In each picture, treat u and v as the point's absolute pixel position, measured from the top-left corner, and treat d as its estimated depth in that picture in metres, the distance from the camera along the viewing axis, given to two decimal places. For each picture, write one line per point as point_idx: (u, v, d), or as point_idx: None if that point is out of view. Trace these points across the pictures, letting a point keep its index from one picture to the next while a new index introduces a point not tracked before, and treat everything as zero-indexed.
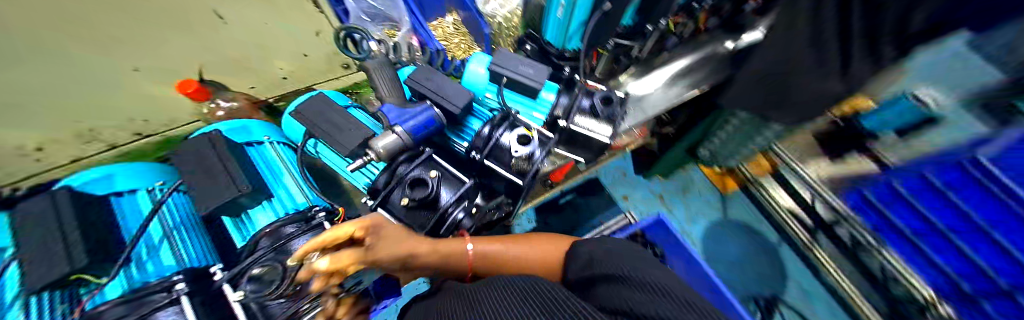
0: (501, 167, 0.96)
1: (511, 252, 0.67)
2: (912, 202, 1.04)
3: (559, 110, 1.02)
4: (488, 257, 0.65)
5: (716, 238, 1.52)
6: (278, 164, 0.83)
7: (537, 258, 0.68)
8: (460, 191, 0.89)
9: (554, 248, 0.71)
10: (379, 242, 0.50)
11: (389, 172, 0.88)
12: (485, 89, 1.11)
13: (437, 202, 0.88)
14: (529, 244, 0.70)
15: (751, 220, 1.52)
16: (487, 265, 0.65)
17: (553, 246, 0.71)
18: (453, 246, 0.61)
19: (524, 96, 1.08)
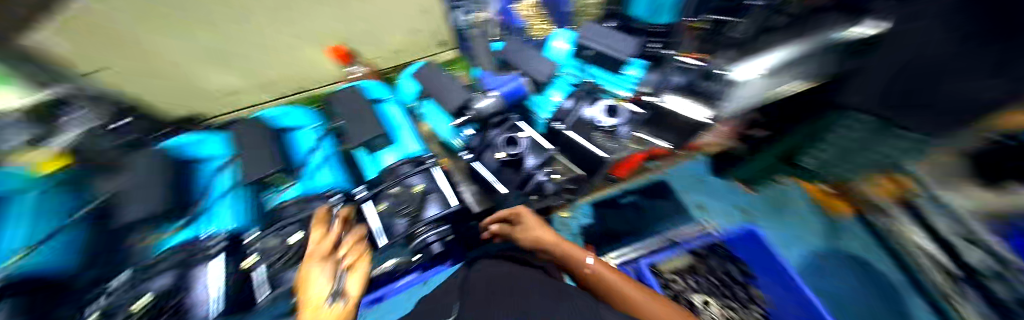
0: (586, 140, 0.94)
1: (620, 285, 0.64)
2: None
3: (647, 86, 1.01)
4: (600, 278, 0.67)
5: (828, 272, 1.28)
6: (394, 118, 1.03)
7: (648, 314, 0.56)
8: (546, 155, 0.93)
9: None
10: (527, 223, 0.86)
11: (482, 134, 1.00)
12: (569, 63, 1.16)
13: (521, 164, 0.94)
14: (649, 294, 0.63)
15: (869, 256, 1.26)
16: (595, 283, 0.67)
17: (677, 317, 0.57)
18: (575, 248, 0.77)
19: (607, 72, 1.11)
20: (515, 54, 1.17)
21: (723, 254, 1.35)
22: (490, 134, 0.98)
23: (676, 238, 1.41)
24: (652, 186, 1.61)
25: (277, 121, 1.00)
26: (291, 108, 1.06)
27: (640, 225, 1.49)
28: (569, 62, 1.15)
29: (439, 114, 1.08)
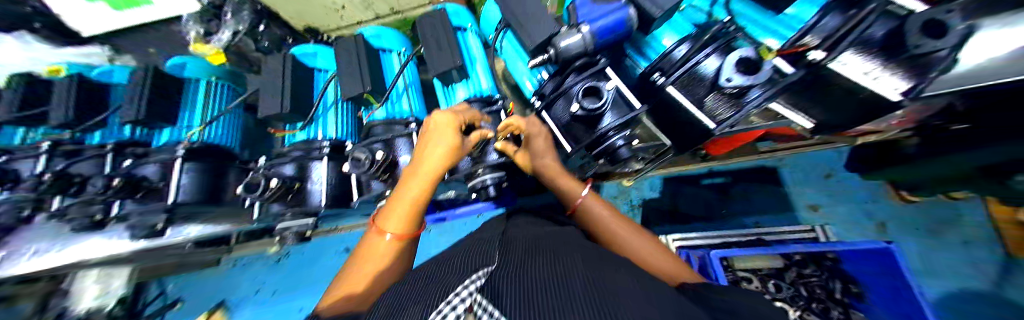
0: (690, 103, 0.74)
1: (605, 222, 0.62)
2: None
3: (812, 37, 0.61)
4: (589, 212, 0.65)
5: None
6: (471, 50, 0.97)
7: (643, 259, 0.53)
8: (629, 116, 0.77)
9: (660, 260, 0.53)
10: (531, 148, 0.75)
11: (559, 79, 0.88)
12: None
13: (598, 122, 0.82)
14: (635, 231, 0.60)
15: None
16: (582, 217, 0.66)
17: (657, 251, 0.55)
18: (572, 183, 0.71)
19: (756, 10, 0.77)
20: None
21: (830, 269, 1.08)
22: (569, 81, 0.85)
23: (765, 238, 1.17)
24: (750, 170, 1.37)
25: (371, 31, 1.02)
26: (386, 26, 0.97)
27: (719, 211, 1.37)
28: None
29: (518, 52, 1.00)
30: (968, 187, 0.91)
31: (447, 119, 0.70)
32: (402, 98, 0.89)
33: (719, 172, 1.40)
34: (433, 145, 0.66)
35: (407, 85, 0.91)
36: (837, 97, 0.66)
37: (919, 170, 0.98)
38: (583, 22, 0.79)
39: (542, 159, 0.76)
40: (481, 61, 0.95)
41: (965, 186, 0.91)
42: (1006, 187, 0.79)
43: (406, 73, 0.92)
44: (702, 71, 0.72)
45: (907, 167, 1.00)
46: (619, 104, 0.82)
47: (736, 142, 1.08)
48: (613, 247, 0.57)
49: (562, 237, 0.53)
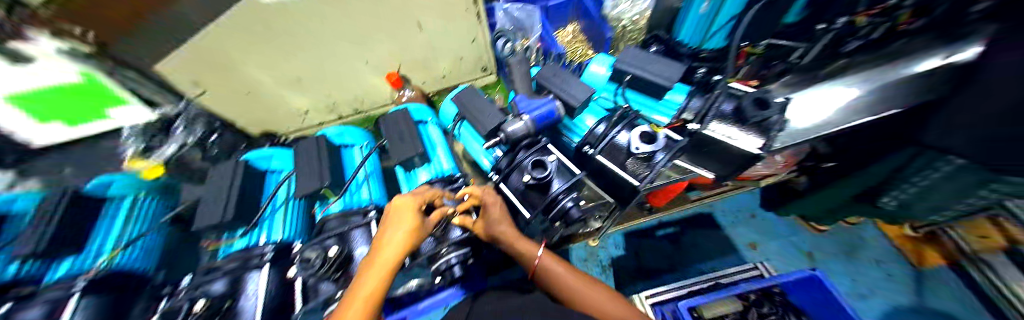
0: (616, 166, 0.89)
1: (559, 279, 0.71)
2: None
3: (689, 113, 0.93)
4: (549, 272, 0.72)
5: None
6: (430, 138, 1.03)
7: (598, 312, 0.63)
8: (574, 181, 0.88)
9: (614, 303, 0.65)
10: (488, 220, 0.77)
11: (511, 155, 0.97)
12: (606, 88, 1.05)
13: (548, 188, 0.90)
14: (585, 281, 0.71)
15: None
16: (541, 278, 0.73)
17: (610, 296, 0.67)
18: (527, 248, 0.74)
19: (647, 97, 1.04)
20: (546, 74, 1.07)
21: (781, 303, 1.18)
22: (520, 156, 0.94)
23: (721, 280, 1.24)
24: (692, 218, 1.54)
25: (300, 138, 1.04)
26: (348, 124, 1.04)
27: (678, 261, 1.45)
28: (608, 86, 1.11)
29: (474, 135, 1.08)
30: (840, 212, 1.17)
31: (404, 202, 0.67)
32: (359, 188, 0.91)
33: (667, 222, 1.55)
34: (390, 235, 0.63)
35: (364, 174, 0.93)
36: (719, 155, 0.85)
37: (802, 203, 1.25)
38: (524, 113, 0.96)
39: (502, 227, 0.76)
40: (439, 146, 1.01)
41: (839, 212, 1.18)
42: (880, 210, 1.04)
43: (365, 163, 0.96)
44: (619, 142, 0.91)
45: (797, 201, 1.26)
46: (563, 172, 0.93)
47: (670, 193, 1.27)
48: (572, 299, 0.68)
49: (535, 308, 0.54)
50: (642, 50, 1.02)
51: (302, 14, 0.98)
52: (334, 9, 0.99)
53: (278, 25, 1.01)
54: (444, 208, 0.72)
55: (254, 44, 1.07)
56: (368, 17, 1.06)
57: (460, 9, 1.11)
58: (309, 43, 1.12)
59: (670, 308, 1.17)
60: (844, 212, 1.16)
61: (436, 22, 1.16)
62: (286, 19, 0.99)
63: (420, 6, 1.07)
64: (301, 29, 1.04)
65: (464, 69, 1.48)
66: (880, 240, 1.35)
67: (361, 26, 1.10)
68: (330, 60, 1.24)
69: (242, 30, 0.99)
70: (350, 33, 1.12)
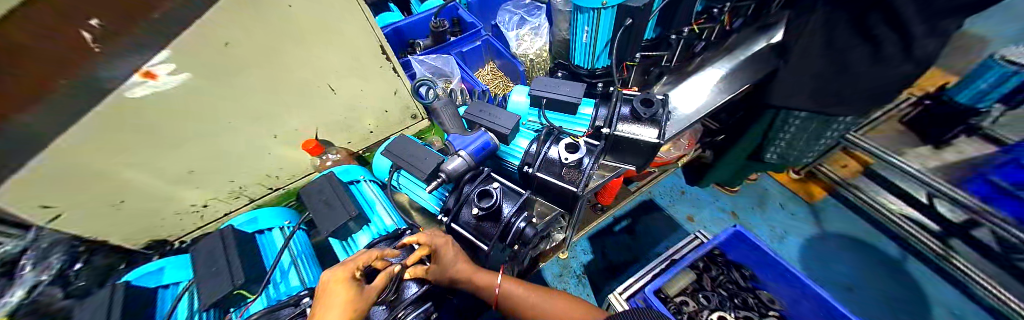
0: (554, 177, 0.97)
1: (525, 300, 0.75)
2: (1016, 194, 1.07)
3: (600, 121, 1.05)
4: (509, 297, 0.75)
5: (827, 256, 1.44)
6: (367, 196, 0.95)
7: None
8: (520, 200, 0.91)
9: (577, 309, 0.74)
10: (441, 263, 0.74)
11: (457, 192, 0.96)
12: (530, 114, 1.24)
13: (499, 213, 0.90)
14: (550, 296, 0.77)
15: (856, 232, 1.48)
16: (507, 303, 0.75)
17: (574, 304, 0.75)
18: (487, 279, 0.77)
19: (564, 114, 1.17)
20: (473, 110, 1.13)
21: (724, 263, 1.35)
22: (465, 190, 0.95)
23: (675, 257, 1.28)
24: (638, 207, 1.70)
25: (138, 281, 0.68)
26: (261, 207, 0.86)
27: (640, 250, 1.56)
28: (531, 111, 1.24)
29: (415, 181, 1.04)
30: (753, 169, 1.37)
31: (337, 275, 0.57)
32: (286, 272, 0.73)
33: (619, 218, 1.67)
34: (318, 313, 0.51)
35: (291, 257, 0.77)
36: (641, 149, 0.99)
37: (720, 172, 1.46)
38: (463, 148, 0.99)
39: (461, 266, 0.76)
40: (377, 201, 0.95)
41: (752, 169, 1.37)
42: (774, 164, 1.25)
43: (288, 244, 0.80)
44: (553, 155, 1.00)
45: (717, 171, 1.46)
46: (511, 194, 0.96)
47: (612, 190, 1.40)
48: (542, 315, 0.73)
49: None
50: (550, 79, 1.21)
51: (173, 114, 0.72)
52: (219, 96, 0.76)
53: (137, 139, 0.71)
54: (390, 269, 0.66)
55: (89, 186, 0.72)
56: (269, 94, 0.86)
57: (373, 58, 1.00)
58: (188, 148, 0.82)
59: (641, 297, 1.18)
60: (761, 169, 1.35)
61: (350, 83, 1.02)
62: (148, 128, 0.71)
63: (328, 68, 0.92)
64: (173, 134, 0.77)
65: (392, 121, 1.30)
66: (775, 188, 1.68)
67: (264, 106, 0.88)
68: (222, 163, 0.94)
69: (74, 167, 0.66)
70: (245, 120, 0.88)
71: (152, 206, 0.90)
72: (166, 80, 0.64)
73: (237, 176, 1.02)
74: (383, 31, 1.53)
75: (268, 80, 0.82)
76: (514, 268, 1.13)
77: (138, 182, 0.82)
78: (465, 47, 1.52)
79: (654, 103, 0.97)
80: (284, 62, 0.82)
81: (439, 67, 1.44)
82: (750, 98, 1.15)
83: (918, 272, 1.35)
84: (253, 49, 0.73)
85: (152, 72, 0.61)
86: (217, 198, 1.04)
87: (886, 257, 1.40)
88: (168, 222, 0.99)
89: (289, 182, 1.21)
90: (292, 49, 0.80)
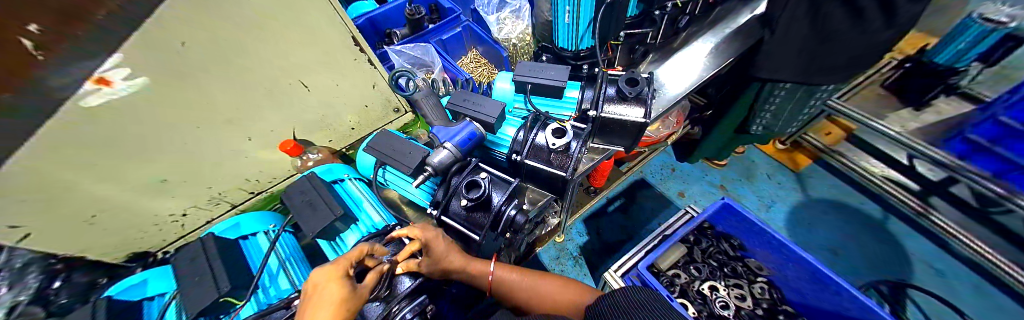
0: (543, 164, 0.96)
1: (520, 286, 0.76)
2: (992, 150, 1.10)
3: (586, 103, 1.08)
4: (504, 283, 0.76)
5: (812, 220, 1.49)
6: (353, 195, 0.94)
7: (545, 303, 0.75)
8: (510, 188, 0.90)
9: (571, 291, 0.75)
10: (432, 255, 0.73)
11: (445, 185, 0.95)
12: (516, 101, 1.22)
13: (490, 203, 0.90)
14: (546, 281, 0.78)
15: (842, 197, 1.53)
16: (502, 288, 0.76)
17: (569, 286, 0.77)
18: (480, 268, 0.78)
19: (550, 98, 1.15)
20: (457, 100, 1.10)
21: (713, 235, 1.39)
22: (454, 181, 0.94)
23: (667, 232, 1.31)
24: (630, 187, 1.72)
25: (121, 295, 0.67)
26: (242, 214, 0.84)
27: (633, 229, 1.59)
28: (516, 97, 1.22)
29: (401, 176, 1.02)
30: (738, 142, 1.39)
31: (330, 273, 0.55)
32: (277, 276, 0.72)
33: (611, 199, 1.69)
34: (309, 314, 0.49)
35: (279, 259, 0.76)
36: (629, 129, 0.99)
37: (708, 147, 1.47)
38: (447, 139, 0.97)
39: (454, 256, 0.76)
40: (364, 198, 0.94)
41: (737, 142, 1.39)
42: (759, 135, 1.27)
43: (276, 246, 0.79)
44: (540, 141, 0.99)
45: (705, 148, 1.48)
46: (501, 183, 0.95)
47: (604, 171, 1.41)
48: (537, 299, 0.75)
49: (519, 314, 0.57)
50: (534, 63, 1.18)
51: (134, 124, 0.68)
52: (183, 98, 0.72)
53: (100, 151, 0.67)
54: (380, 266, 0.65)
55: (55, 203, 0.69)
56: (237, 95, 0.82)
57: (346, 51, 0.96)
58: (157, 155, 0.79)
59: (635, 274, 1.20)
60: (747, 141, 1.36)
61: (324, 78, 0.98)
62: (109, 139, 0.67)
63: (298, 63, 0.88)
64: (143, 143, 0.73)
65: (374, 116, 1.26)
66: (762, 159, 1.71)
67: (233, 108, 0.84)
68: (198, 169, 0.91)
69: (34, 184, 0.62)
70: (214, 123, 0.84)
71: (127, 217, 0.88)
72: (122, 87, 0.60)
73: (215, 182, 0.99)
74: (357, 21, 1.46)
75: (234, 79, 0.78)
76: (510, 254, 1.14)
77: (109, 196, 0.78)
78: (445, 35, 1.47)
79: (639, 82, 0.96)
80: (248, 60, 0.77)
81: (420, 57, 1.39)
82: (736, 71, 1.14)
83: (897, 229, 1.41)
84: (211, 46, 0.68)
85: (106, 78, 0.57)
86: (197, 206, 1.02)
87: (869, 219, 1.45)
88: (148, 233, 0.97)
89: (271, 185, 1.19)
90: (256, 43, 0.75)
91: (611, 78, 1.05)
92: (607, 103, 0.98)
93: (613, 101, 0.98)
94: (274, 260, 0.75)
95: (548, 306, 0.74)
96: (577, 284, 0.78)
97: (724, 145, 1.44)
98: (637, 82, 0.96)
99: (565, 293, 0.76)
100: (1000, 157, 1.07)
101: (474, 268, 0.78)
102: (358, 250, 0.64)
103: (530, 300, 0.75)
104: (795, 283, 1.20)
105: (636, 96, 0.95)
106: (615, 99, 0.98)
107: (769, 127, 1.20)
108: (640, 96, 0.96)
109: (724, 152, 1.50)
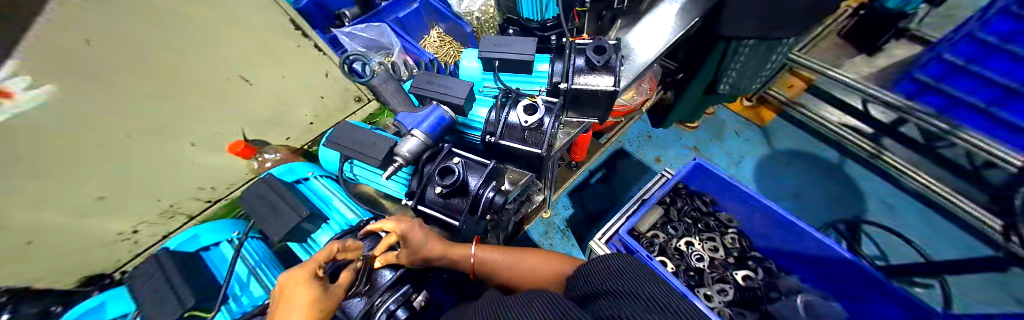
0: (517, 143, 0.95)
1: (502, 263, 0.77)
2: (938, 88, 1.18)
3: (557, 77, 1.02)
4: (486, 263, 0.77)
5: (778, 171, 1.58)
6: (323, 193, 0.91)
7: (528, 277, 0.76)
8: (485, 171, 0.89)
9: (552, 262, 0.78)
10: (411, 246, 0.72)
11: (418, 173, 0.93)
12: (485, 80, 1.18)
13: (466, 187, 0.89)
14: (527, 256, 0.80)
15: (806, 147, 1.62)
16: (485, 269, 0.77)
17: (549, 258, 0.79)
18: (461, 252, 0.78)
19: (520, 73, 1.12)
20: (421, 83, 1.04)
21: (688, 194, 1.44)
22: (427, 169, 0.91)
23: (646, 197, 1.36)
24: (610, 158, 1.74)
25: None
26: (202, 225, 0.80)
27: (616, 197, 1.64)
28: (485, 76, 1.17)
29: (372, 169, 0.98)
30: (705, 103, 1.43)
31: (298, 276, 0.54)
32: (248, 283, 0.71)
33: (591, 171, 1.72)
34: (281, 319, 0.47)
35: (248, 267, 0.73)
36: (600, 100, 0.98)
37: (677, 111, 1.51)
38: (415, 126, 0.93)
39: (433, 244, 0.76)
40: (333, 196, 0.90)
41: (704, 103, 1.43)
42: (723, 94, 1.31)
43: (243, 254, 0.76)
44: (513, 119, 0.97)
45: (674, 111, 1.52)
46: (476, 166, 0.94)
47: (583, 145, 1.42)
48: (520, 274, 0.77)
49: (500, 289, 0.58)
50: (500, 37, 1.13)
51: (49, 141, 0.60)
52: (105, 106, 0.64)
53: (16, 175, 0.60)
54: (353, 264, 0.64)
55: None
56: (167, 97, 0.74)
57: (286, 37, 0.88)
58: (90, 172, 0.72)
59: (618, 239, 1.25)
60: (714, 101, 1.40)
61: (266, 69, 0.92)
62: (25, 161, 0.59)
63: (233, 54, 0.81)
64: (67, 160, 0.65)
65: (331, 106, 1.22)
66: (732, 117, 1.77)
67: (167, 111, 0.76)
68: (141, 180, 0.84)
69: None
70: (149, 130, 0.76)
71: (69, 240, 0.81)
72: (27, 98, 0.51)
73: (164, 194, 0.95)
74: (301, 4, 1.32)
75: (162, 79, 0.70)
76: (497, 236, 1.15)
77: (42, 221, 0.71)
78: (402, 11, 1.37)
79: (608, 50, 0.94)
80: (172, 57, 0.69)
81: (378, 39, 1.30)
82: (702, 30, 1.14)
83: (853, 171, 1.53)
84: (123, 44, 0.59)
85: (5, 90, 0.47)
86: (148, 221, 0.98)
87: (829, 164, 1.56)
88: (95, 253, 0.92)
89: (228, 192, 1.14)
90: (177, 36, 0.67)
91: (579, 47, 1.02)
92: (577, 74, 0.96)
93: (583, 71, 0.96)
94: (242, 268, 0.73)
95: (531, 279, 0.76)
96: (558, 256, 0.80)
97: (692, 108, 1.48)
98: (605, 50, 0.94)
99: (546, 265, 0.78)
100: (945, 93, 1.16)
101: (455, 252, 0.78)
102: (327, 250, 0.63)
103: (513, 276, 0.77)
104: (762, 231, 1.30)
105: (606, 64, 0.93)
106: (585, 70, 0.96)
107: (735, 85, 1.22)
108: (608, 64, 0.94)
109: (693, 114, 1.54)
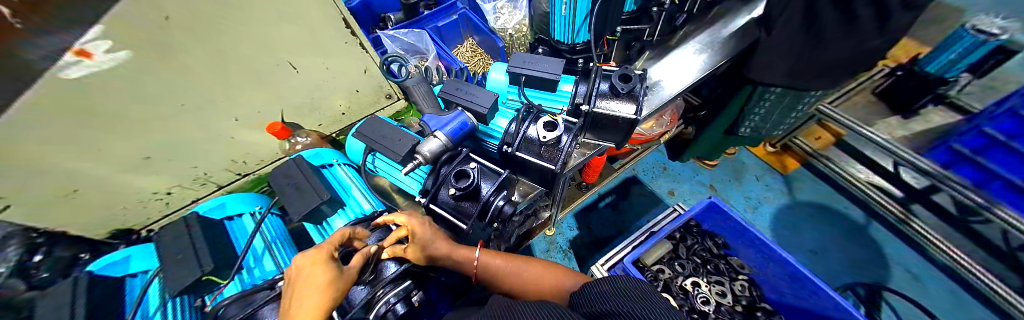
0: (533, 157, 0.96)
1: (505, 271, 0.77)
2: (977, 160, 1.12)
3: (579, 99, 1.06)
4: (489, 268, 0.77)
5: (795, 221, 1.53)
6: (344, 180, 0.94)
7: (529, 286, 0.75)
8: (499, 180, 0.90)
9: (555, 275, 0.76)
10: (419, 242, 0.74)
11: (434, 174, 0.95)
12: (508, 92, 1.21)
13: (478, 193, 0.90)
14: (531, 266, 0.79)
15: (827, 201, 1.56)
16: (487, 274, 0.77)
17: (554, 270, 0.77)
18: (466, 255, 0.79)
19: (544, 91, 1.15)
20: (449, 89, 1.09)
21: (699, 233, 1.41)
22: (443, 171, 0.94)
23: (654, 229, 1.33)
24: (622, 184, 1.74)
25: (102, 270, 0.67)
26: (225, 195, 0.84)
27: (623, 224, 1.61)
28: (510, 89, 1.21)
29: (392, 163, 1.02)
30: (726, 144, 1.42)
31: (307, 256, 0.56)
32: (261, 258, 0.73)
33: (601, 195, 1.71)
34: (293, 298, 0.50)
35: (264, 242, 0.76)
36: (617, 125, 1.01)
37: (697, 148, 1.51)
38: (438, 128, 0.97)
39: (440, 243, 0.77)
40: (351, 184, 0.94)
41: (725, 145, 1.42)
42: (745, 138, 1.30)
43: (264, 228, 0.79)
44: (532, 133, 0.99)
45: (694, 149, 1.52)
46: (491, 173, 0.96)
47: (596, 168, 1.42)
48: (521, 284, 0.75)
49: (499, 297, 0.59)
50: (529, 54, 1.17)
51: (113, 99, 0.66)
52: (167, 75, 0.71)
53: (80, 126, 0.66)
54: (365, 251, 0.66)
55: (30, 176, 0.67)
56: (221, 74, 0.81)
57: (337, 34, 0.95)
58: (141, 132, 0.78)
59: (621, 267, 1.22)
60: (734, 143, 1.40)
61: (313, 61, 0.98)
62: (88, 114, 0.65)
63: (286, 44, 0.88)
64: (124, 118, 0.72)
65: (365, 101, 1.28)
66: (752, 160, 1.74)
67: (218, 86, 0.83)
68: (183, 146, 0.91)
69: (10, 156, 0.61)
70: (200, 101, 0.83)
71: (108, 194, 0.87)
72: (104, 59, 0.57)
73: (200, 162, 1.00)
74: (351, 4, 1.43)
75: (218, 57, 0.76)
76: (499, 246, 1.15)
77: (90, 170, 0.77)
78: (441, 21, 1.45)
79: (632, 79, 0.96)
80: (231, 40, 0.76)
81: (414, 44, 1.38)
82: (730, 71, 1.15)
83: (878, 234, 1.45)
84: (193, 23, 0.66)
85: (86, 51, 0.54)
86: (183, 185, 1.03)
87: (852, 223, 1.49)
88: (130, 210, 0.97)
89: (257, 167, 1.20)
90: (237, 23, 0.73)
91: (604, 73, 1.05)
92: (599, 99, 0.99)
93: (606, 96, 0.99)
94: (258, 243, 0.75)
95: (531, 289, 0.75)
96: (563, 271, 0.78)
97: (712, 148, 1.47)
98: (630, 79, 0.96)
99: (549, 277, 0.76)
100: (985, 168, 1.10)
101: (460, 254, 0.78)
102: (343, 236, 0.65)
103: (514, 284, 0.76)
104: (775, 283, 1.24)
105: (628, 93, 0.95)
106: (608, 95, 0.98)
107: (757, 131, 1.22)
108: (631, 94, 0.96)
109: (713, 153, 1.53)
